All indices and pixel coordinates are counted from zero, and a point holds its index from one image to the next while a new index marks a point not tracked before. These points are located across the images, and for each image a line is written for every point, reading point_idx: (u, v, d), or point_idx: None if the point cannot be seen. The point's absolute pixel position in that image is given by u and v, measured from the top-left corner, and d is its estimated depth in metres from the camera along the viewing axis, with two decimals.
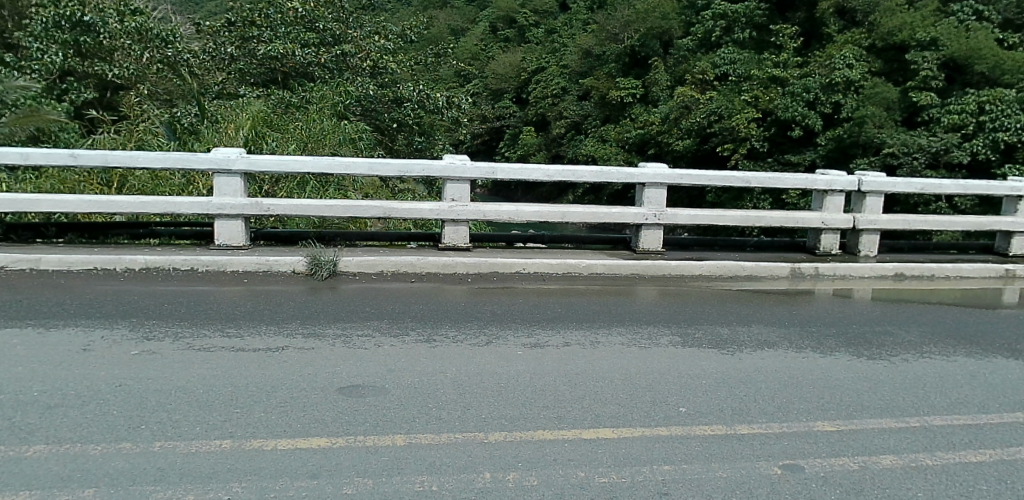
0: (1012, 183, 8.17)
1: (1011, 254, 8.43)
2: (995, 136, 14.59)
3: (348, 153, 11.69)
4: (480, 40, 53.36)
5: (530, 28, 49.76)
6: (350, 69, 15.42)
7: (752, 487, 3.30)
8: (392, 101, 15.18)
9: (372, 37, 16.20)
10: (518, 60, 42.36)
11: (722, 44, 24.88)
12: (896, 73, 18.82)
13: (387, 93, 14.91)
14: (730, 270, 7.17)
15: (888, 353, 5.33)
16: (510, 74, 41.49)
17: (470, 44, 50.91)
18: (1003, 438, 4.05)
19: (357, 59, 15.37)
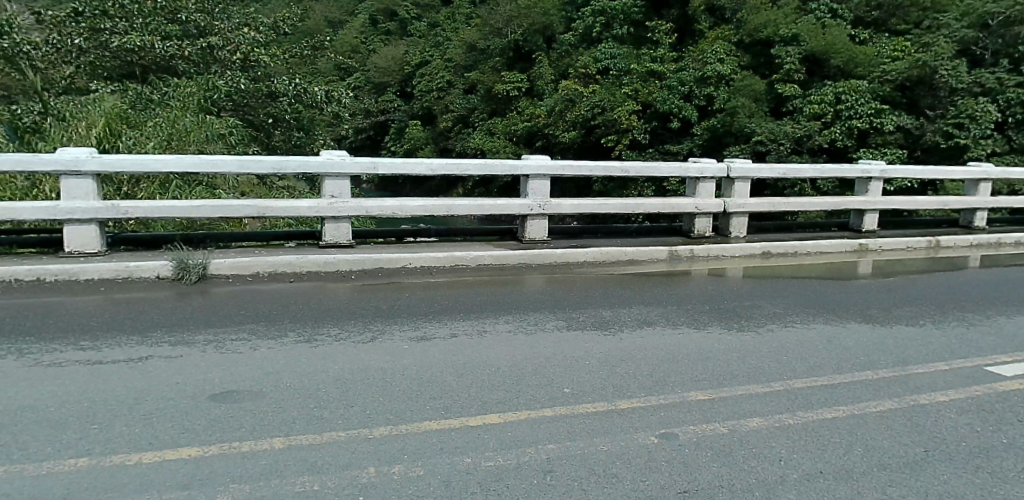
0: (864, 166, 9.02)
1: (863, 230, 9.25)
2: (851, 124, 16.48)
3: (217, 150, 11.22)
4: (361, 32, 52.37)
5: (412, 21, 49.29)
6: (219, 61, 14.71)
7: (631, 458, 3.55)
8: (267, 96, 14.89)
9: (242, 31, 15.01)
10: (401, 53, 41.95)
11: (602, 39, 25.63)
12: (763, 66, 20.20)
13: (261, 87, 14.57)
14: (612, 256, 7.44)
15: (756, 324, 5.73)
16: (393, 67, 41.07)
17: (350, 37, 49.98)
18: (851, 395, 4.60)
19: (225, 52, 14.64)
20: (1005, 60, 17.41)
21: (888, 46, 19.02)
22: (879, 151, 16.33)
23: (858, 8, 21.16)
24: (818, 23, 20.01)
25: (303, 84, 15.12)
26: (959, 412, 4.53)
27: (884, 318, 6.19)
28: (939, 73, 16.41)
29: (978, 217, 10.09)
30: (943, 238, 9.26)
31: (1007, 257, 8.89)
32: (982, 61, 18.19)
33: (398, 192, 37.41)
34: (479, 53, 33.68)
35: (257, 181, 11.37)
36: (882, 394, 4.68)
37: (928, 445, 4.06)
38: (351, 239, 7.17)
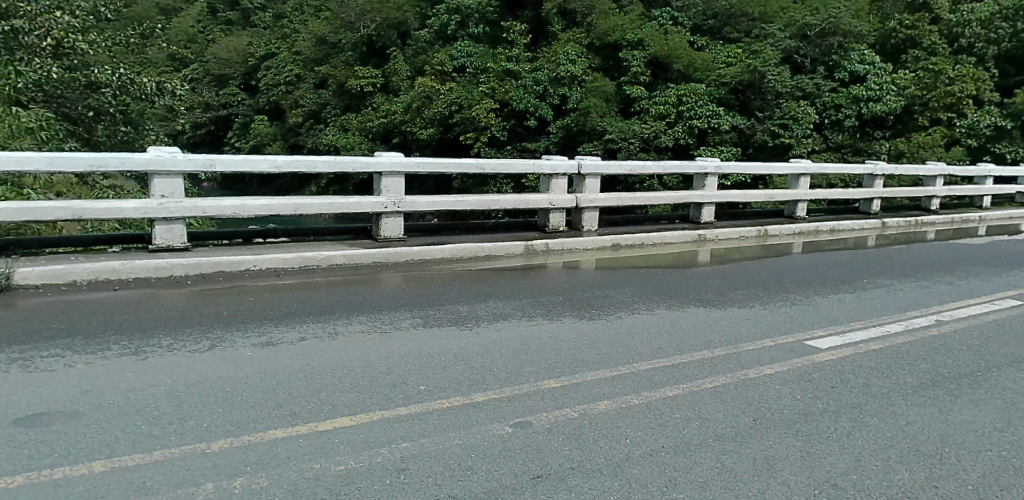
0: (701, 163, 9.75)
1: (702, 222, 9.98)
2: (691, 124, 17.88)
3: (24, 147, 10.13)
4: (197, 21, 49.24)
5: (256, 11, 46.68)
6: (23, 47, 12.90)
7: (486, 449, 3.61)
8: (86, 87, 13.65)
9: (52, 11, 13.00)
10: (244, 44, 39.95)
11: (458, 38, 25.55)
12: (612, 69, 21.38)
13: (79, 78, 13.33)
14: (468, 252, 7.51)
15: (606, 313, 6.03)
16: (235, 59, 39.10)
17: (185, 26, 46.89)
18: (690, 375, 4.97)
19: (33, 37, 12.90)
20: (822, 67, 20.34)
21: (721, 53, 20.69)
22: (716, 148, 17.87)
23: (696, 17, 22.91)
24: (661, 29, 21.44)
25: (129, 74, 14.04)
26: (782, 382, 5.06)
27: (719, 301, 6.74)
28: (767, 78, 18.47)
29: (799, 208, 11.22)
30: (771, 227, 10.23)
31: (822, 243, 10.02)
32: (802, 68, 20.95)
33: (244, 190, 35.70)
34: (330, 46, 32.37)
35: (77, 180, 10.41)
36: (717, 370, 5.10)
37: (756, 414, 4.52)
38: (185, 242, 6.69)
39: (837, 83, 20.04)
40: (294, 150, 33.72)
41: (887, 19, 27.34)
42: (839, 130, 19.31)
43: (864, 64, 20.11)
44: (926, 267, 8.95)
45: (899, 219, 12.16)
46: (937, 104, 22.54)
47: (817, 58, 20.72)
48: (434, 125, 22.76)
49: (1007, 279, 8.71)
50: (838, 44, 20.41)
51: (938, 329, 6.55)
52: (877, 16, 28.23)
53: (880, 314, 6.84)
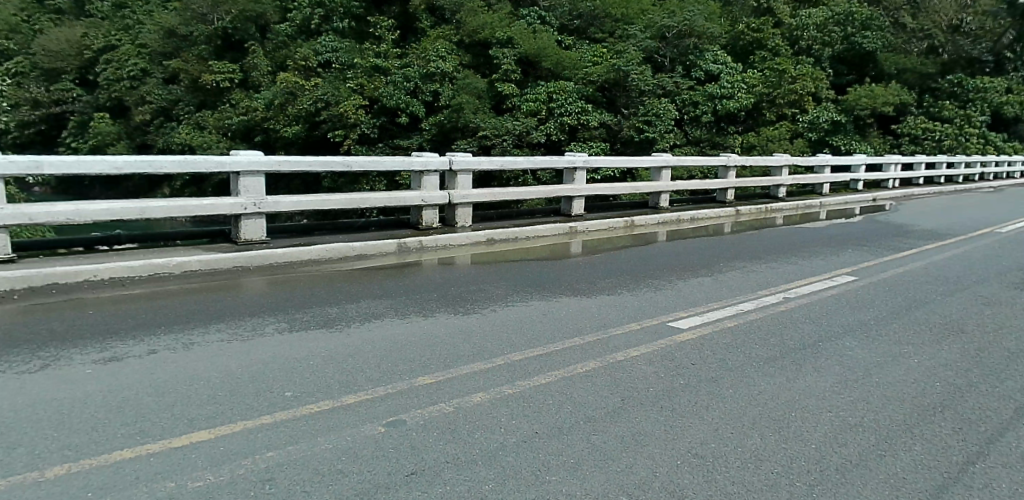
0: (570, 157, 10.06)
1: (574, 215, 10.29)
2: (562, 121, 19.12)
3: None
4: (18, 7, 44.44)
5: None
6: None
7: (357, 450, 3.54)
8: None
9: None
10: (78, 35, 36.65)
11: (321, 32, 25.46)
12: (483, 66, 21.65)
13: None
14: (338, 252, 7.32)
15: (479, 307, 6.09)
16: (68, 51, 35.83)
17: (4, 13, 42.21)
18: (560, 362, 5.12)
19: None
20: (680, 66, 22.24)
21: (588, 53, 21.66)
22: (586, 144, 19.33)
23: (563, 17, 23.63)
24: (530, 28, 21.98)
25: None
26: (648, 362, 5.33)
27: (589, 290, 7.01)
28: (631, 77, 20.29)
29: (663, 199, 11.83)
30: (637, 218, 10.74)
31: (683, 231, 10.66)
32: (663, 67, 22.58)
33: (84, 193, 32.88)
34: (179, 39, 30.12)
35: None
36: (587, 356, 5.30)
37: (624, 394, 4.74)
38: (10, 253, 6.03)
39: (694, 81, 21.98)
40: (143, 150, 31.20)
41: (736, 22, 29.61)
42: (698, 125, 21.15)
43: (717, 64, 22.20)
44: (774, 249, 9.78)
45: (752, 206, 13.17)
46: (782, 101, 24.73)
47: (675, 58, 22.49)
48: (299, 122, 21.79)
49: (842, 257, 9.70)
50: (694, 45, 22.49)
51: (784, 305, 7.18)
52: (727, 19, 30.44)
53: (735, 294, 7.40)
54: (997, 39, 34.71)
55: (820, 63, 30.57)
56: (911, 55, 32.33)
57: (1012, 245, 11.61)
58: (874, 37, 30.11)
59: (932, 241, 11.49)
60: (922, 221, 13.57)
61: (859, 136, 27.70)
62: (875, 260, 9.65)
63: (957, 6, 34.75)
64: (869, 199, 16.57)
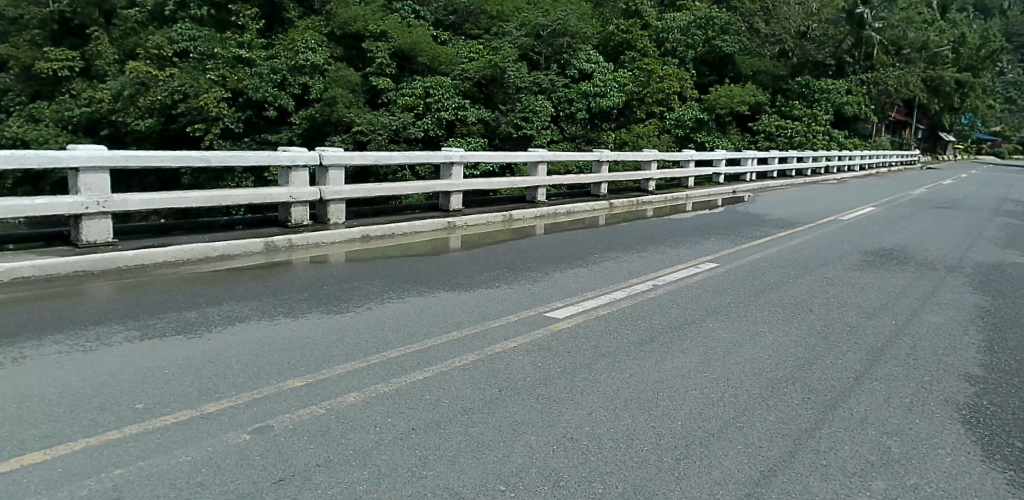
0: (447, 152, 10.06)
1: (451, 210, 10.30)
2: (439, 116, 19.59)
3: None
4: None
5: None
6: None
7: (220, 460, 3.35)
8: None
9: None
10: None
11: (177, 19, 24.01)
12: (355, 59, 22.35)
13: None
14: (199, 253, 6.90)
15: (354, 305, 5.95)
16: None
17: None
18: (438, 358, 5.09)
19: None
20: (554, 64, 23.37)
21: (463, 49, 22.22)
22: (463, 139, 19.73)
23: (438, 11, 24.15)
24: (404, 21, 22.57)
25: None
26: (524, 353, 5.42)
27: (467, 284, 7.03)
28: (507, 74, 21.01)
29: (539, 193, 12.07)
30: (515, 213, 10.92)
31: (559, 224, 10.96)
32: (538, 64, 23.78)
33: None
34: (7, 22, 27.22)
35: None
36: (466, 349, 5.32)
37: (501, 385, 4.79)
38: None
39: (569, 79, 23.16)
40: None
41: (606, 23, 31.12)
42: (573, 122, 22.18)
43: (590, 63, 23.56)
44: (645, 240, 10.28)
45: (624, 199, 13.76)
46: (651, 99, 26.16)
47: (549, 55, 23.79)
48: (153, 116, 20.24)
49: (705, 245, 10.37)
50: (567, 44, 23.76)
51: (653, 292, 7.56)
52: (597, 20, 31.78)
53: (607, 283, 7.70)
54: (837, 44, 38.49)
55: (684, 64, 32.47)
56: (764, 59, 35.13)
57: (850, 231, 12.89)
58: (731, 41, 32.67)
59: (782, 228, 12.54)
60: (774, 211, 14.77)
61: (721, 132, 29.71)
62: (734, 248, 10.39)
63: (801, 14, 38.20)
64: (729, 191, 17.79)
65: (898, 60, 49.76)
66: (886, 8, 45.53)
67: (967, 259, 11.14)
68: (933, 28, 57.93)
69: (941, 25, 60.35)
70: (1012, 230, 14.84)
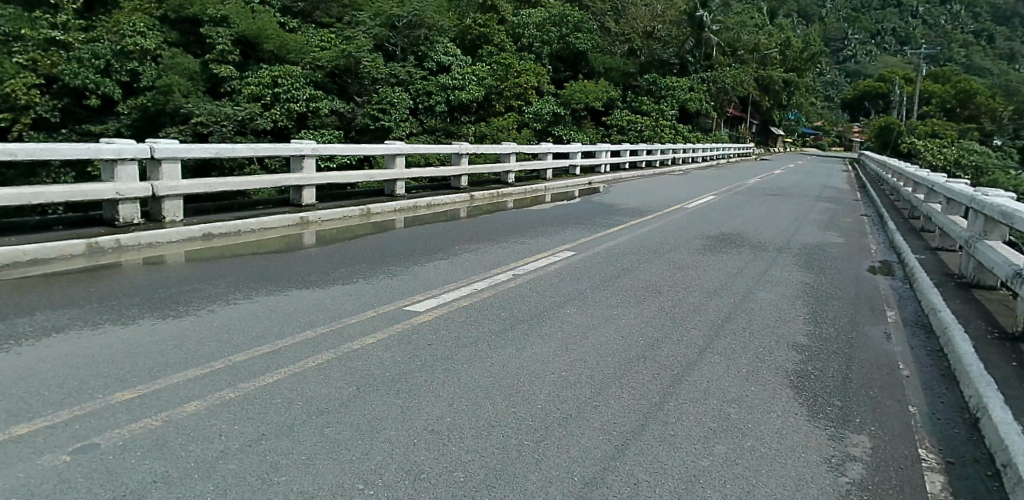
0: (297, 144, 9.64)
1: (304, 204, 9.91)
2: (289, 107, 20.64)
3: None
4: None
5: None
6: None
7: (35, 486, 3.01)
8: None
9: None
10: None
11: None
12: (194, 44, 22.65)
13: None
14: (7, 258, 6.12)
15: (195, 308, 5.56)
16: None
17: None
18: (290, 358, 4.87)
19: None
20: (411, 56, 25.50)
21: (315, 38, 23.72)
22: (318, 131, 21.02)
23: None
24: (247, 6, 23.21)
25: None
26: (384, 348, 5.32)
27: (322, 281, 6.79)
28: (362, 64, 22.83)
29: (398, 186, 11.91)
30: (372, 206, 10.71)
31: (420, 217, 10.89)
32: (394, 55, 25.91)
33: None
34: None
35: None
36: (321, 348, 5.13)
37: (359, 382, 4.68)
38: None
39: (427, 71, 25.41)
40: None
41: (463, 16, 32.00)
42: (431, 115, 24.33)
43: (447, 56, 25.87)
44: (505, 231, 10.47)
45: (484, 191, 13.92)
46: (509, 93, 27.18)
47: (405, 48, 25.85)
48: None
49: (563, 235, 10.74)
50: (423, 36, 26.03)
51: (514, 282, 7.71)
52: (455, 13, 32.45)
53: (468, 275, 7.75)
54: (680, 45, 41.32)
55: (541, 60, 33.50)
56: (614, 56, 37.10)
57: (694, 218, 13.88)
58: (584, 38, 34.08)
59: (633, 217, 13.28)
60: (626, 200, 15.62)
61: (576, 126, 31.05)
62: (590, 236, 10.85)
63: (649, 15, 40.71)
64: (585, 182, 18.55)
65: (734, 60, 54.44)
66: (722, 12, 49.69)
67: (793, 240, 12.40)
68: (763, 32, 63.97)
69: (768, 28, 66.83)
70: (831, 214, 16.68)
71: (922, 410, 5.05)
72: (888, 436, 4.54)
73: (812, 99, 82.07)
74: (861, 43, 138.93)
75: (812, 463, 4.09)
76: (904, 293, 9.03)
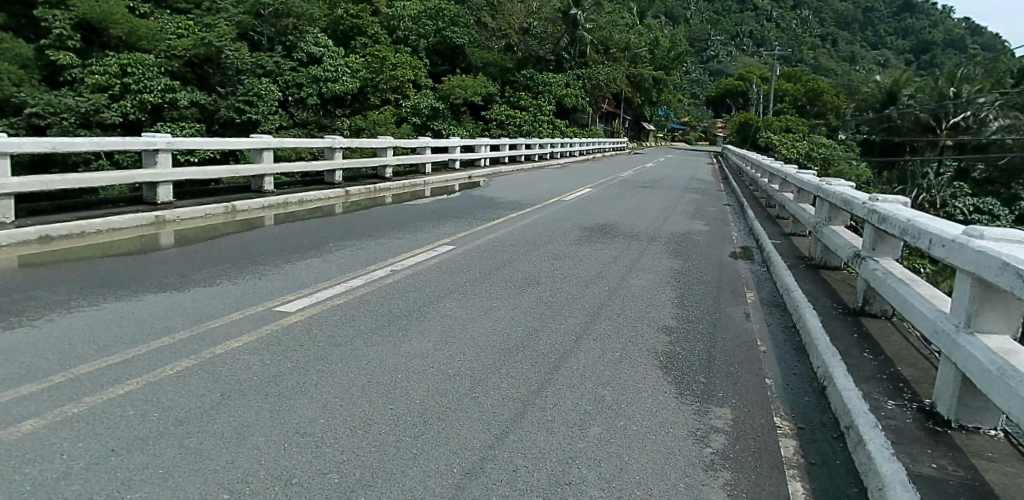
0: (149, 137, 8.95)
1: (159, 202, 9.29)
2: (141, 98, 19.31)
3: None
4: None
5: None
6: None
7: None
8: None
9: None
10: None
11: None
12: (26, 28, 21.02)
13: None
14: None
15: (30, 319, 5.08)
16: None
17: None
18: (145, 366, 4.56)
19: None
20: (280, 46, 25.42)
21: (170, 24, 22.55)
22: (176, 125, 19.91)
23: None
24: None
25: None
26: (251, 352, 5.07)
27: (181, 283, 6.40)
28: (224, 53, 21.79)
29: (267, 182, 11.38)
30: (238, 203, 10.20)
31: (292, 214, 10.47)
32: (260, 44, 25.61)
33: None
34: None
35: None
36: (179, 355, 4.83)
37: (223, 388, 4.44)
38: None
39: (297, 61, 25.64)
40: None
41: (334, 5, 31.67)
42: (303, 107, 24.52)
43: (318, 47, 26.28)
44: (383, 226, 10.28)
45: (361, 187, 13.59)
46: (384, 85, 27.52)
47: (272, 37, 25.70)
48: None
49: (442, 229, 10.70)
50: (292, 25, 25.99)
51: (391, 278, 7.61)
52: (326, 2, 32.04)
53: (343, 272, 7.54)
54: (556, 42, 42.41)
55: (417, 52, 33.51)
56: (491, 51, 37.57)
57: (571, 210, 14.31)
58: (461, 33, 34.36)
59: (513, 210, 13.51)
60: (505, 194, 15.85)
61: (456, 120, 31.40)
62: (470, 230, 10.90)
63: (525, 12, 41.58)
64: (465, 177, 18.59)
65: (606, 57, 56.56)
66: (595, 10, 51.66)
67: (664, 230, 13.09)
68: (633, 31, 67.29)
69: (638, 28, 70.37)
70: (698, 204, 17.78)
71: (777, 381, 5.51)
72: (745, 409, 4.90)
73: (679, 96, 86.92)
74: (723, 44, 148.94)
75: (680, 437, 4.35)
76: (762, 275, 9.79)
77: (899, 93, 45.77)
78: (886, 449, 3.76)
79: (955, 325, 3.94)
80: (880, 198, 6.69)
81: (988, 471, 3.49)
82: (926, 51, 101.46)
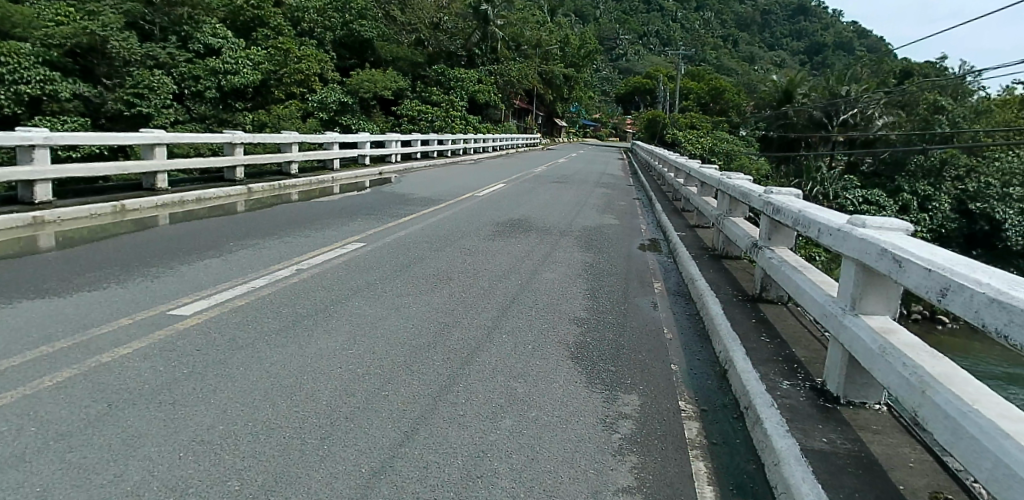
0: (24, 133, 8.30)
1: (36, 202, 8.64)
2: (18, 90, 17.88)
3: None
4: None
5: None
6: None
7: None
8: None
9: None
10: None
11: None
12: None
13: None
14: None
15: None
16: None
17: None
18: (20, 379, 4.27)
19: None
20: (174, 36, 24.53)
21: (48, 10, 20.90)
22: (57, 117, 18.65)
23: None
24: None
25: None
26: (143, 359, 4.81)
27: (61, 288, 6.01)
28: (110, 43, 20.47)
29: (160, 180, 10.79)
30: (128, 202, 9.63)
31: (190, 212, 9.99)
32: (151, 34, 24.63)
33: None
34: None
35: None
36: (61, 365, 4.54)
37: (110, 398, 4.19)
38: None
39: (193, 53, 24.41)
40: None
41: None
42: (201, 101, 23.29)
43: (216, 37, 24.95)
44: (289, 224, 9.98)
45: (265, 183, 13.12)
46: (289, 79, 27.29)
47: (165, 27, 24.82)
48: None
49: (353, 227, 10.49)
50: (187, 15, 25.18)
51: (297, 277, 7.40)
52: None
53: (245, 273, 7.25)
54: (467, 37, 42.51)
55: (323, 46, 33.06)
56: (401, 46, 37.16)
57: (484, 206, 14.40)
58: (368, 26, 34.34)
59: (425, 206, 13.44)
60: (417, 190, 15.75)
61: (364, 115, 31.17)
62: (380, 227, 10.74)
63: (434, 7, 41.43)
64: (375, 172, 18.31)
65: (517, 54, 57.11)
66: (506, 7, 52.10)
67: (575, 224, 13.37)
68: (543, 28, 68.47)
69: (548, 25, 71.61)
70: (608, 198, 18.27)
71: (682, 367, 5.76)
72: (651, 395, 5.10)
73: (589, 93, 88.98)
74: (631, 43, 153.51)
75: (589, 425, 4.48)
76: (668, 266, 10.18)
77: (794, 92, 48.62)
78: (781, 427, 4.00)
79: (842, 308, 4.23)
80: (775, 190, 7.09)
81: (872, 443, 3.77)
82: (818, 52, 108.21)
